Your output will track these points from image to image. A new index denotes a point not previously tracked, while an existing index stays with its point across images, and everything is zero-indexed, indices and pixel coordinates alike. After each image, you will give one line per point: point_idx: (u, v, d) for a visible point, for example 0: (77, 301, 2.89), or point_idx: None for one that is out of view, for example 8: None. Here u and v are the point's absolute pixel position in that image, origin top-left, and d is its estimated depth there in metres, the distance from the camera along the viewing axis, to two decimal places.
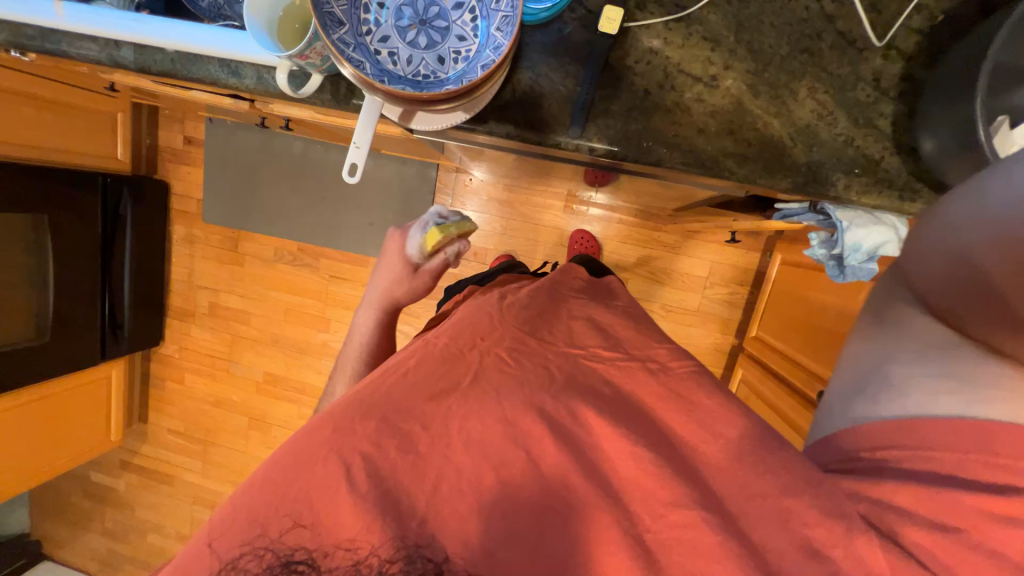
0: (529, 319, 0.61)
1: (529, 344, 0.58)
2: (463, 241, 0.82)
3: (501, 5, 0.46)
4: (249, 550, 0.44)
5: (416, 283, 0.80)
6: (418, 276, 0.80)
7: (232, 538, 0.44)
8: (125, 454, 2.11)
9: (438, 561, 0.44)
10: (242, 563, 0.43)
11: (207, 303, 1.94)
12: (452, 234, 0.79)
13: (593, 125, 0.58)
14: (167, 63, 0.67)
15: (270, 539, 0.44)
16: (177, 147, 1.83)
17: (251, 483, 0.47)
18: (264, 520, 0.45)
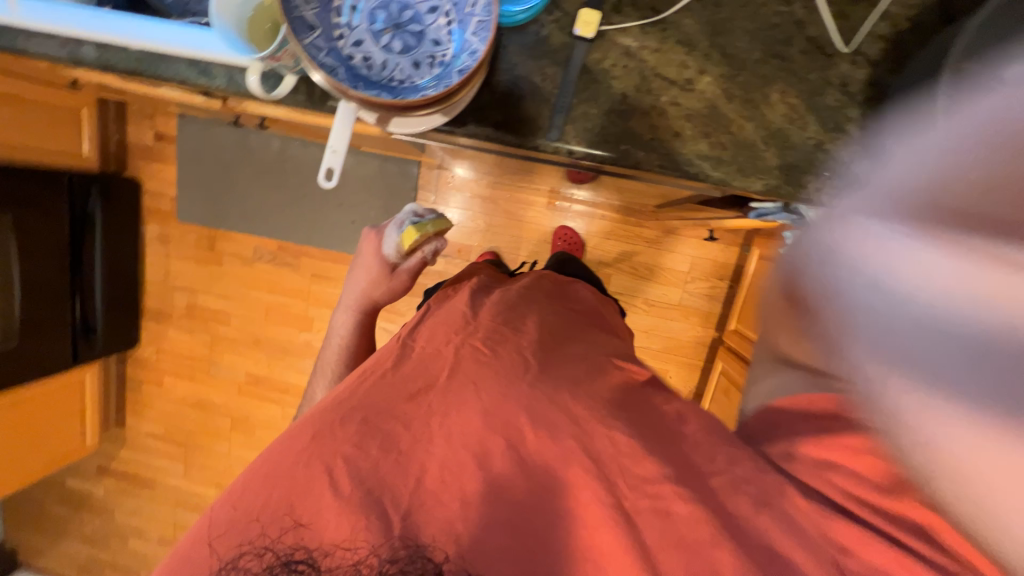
0: (501, 314, 0.63)
1: (503, 335, 0.59)
2: (441, 239, 0.79)
3: (476, 10, 0.46)
4: (249, 549, 0.44)
5: (394, 283, 0.78)
6: (395, 276, 0.78)
7: (229, 542, 0.44)
8: (102, 460, 2.06)
9: (438, 561, 0.44)
10: (241, 564, 0.44)
11: (184, 304, 1.89)
12: (429, 233, 0.75)
13: (572, 127, 0.58)
14: (132, 62, 0.65)
15: (270, 540, 0.45)
16: (148, 144, 1.77)
17: (244, 485, 0.48)
18: (262, 524, 0.45)
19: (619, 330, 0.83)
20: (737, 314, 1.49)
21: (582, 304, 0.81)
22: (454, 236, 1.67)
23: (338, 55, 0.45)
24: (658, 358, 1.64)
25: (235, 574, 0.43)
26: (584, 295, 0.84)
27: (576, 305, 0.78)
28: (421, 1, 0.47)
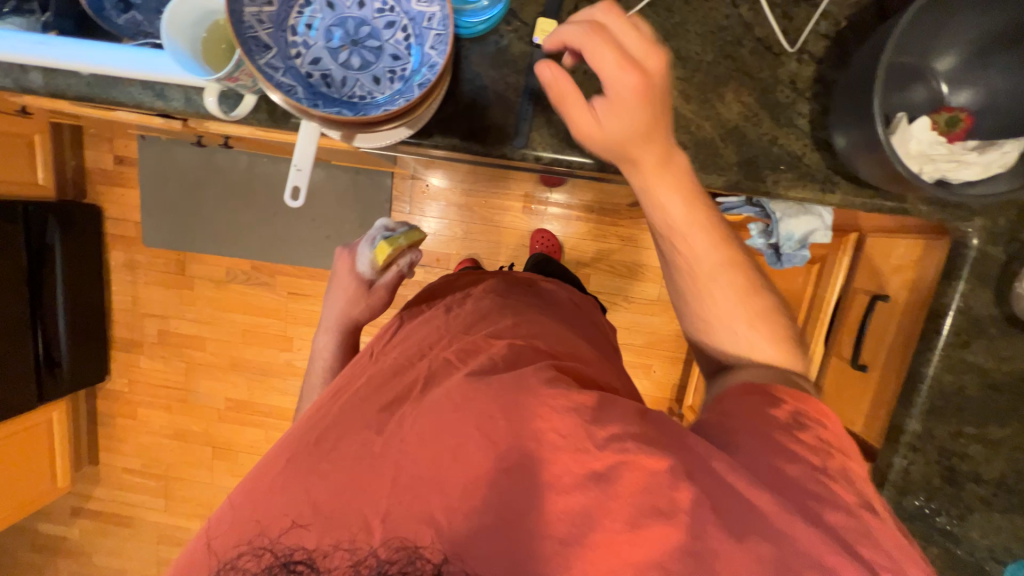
0: (472, 325, 0.66)
1: (476, 349, 0.61)
2: (415, 251, 0.82)
3: (433, 24, 0.46)
4: (248, 551, 0.50)
5: (373, 300, 0.79)
6: (373, 293, 0.79)
7: (234, 539, 0.51)
8: (75, 500, 1.96)
9: (438, 562, 0.48)
10: (242, 563, 0.50)
11: (156, 331, 1.83)
12: (401, 245, 0.78)
13: (536, 135, 0.60)
14: (83, 87, 0.64)
15: (268, 542, 0.50)
16: (108, 168, 1.71)
17: (241, 498, 0.54)
18: (261, 524, 0.51)
19: (597, 322, 0.85)
20: None
21: (557, 300, 0.82)
22: (432, 245, 1.66)
23: (296, 73, 0.45)
24: (641, 354, 1.67)
25: (238, 572, 0.50)
26: (550, 293, 0.83)
27: (551, 302, 0.80)
28: (377, 16, 0.47)
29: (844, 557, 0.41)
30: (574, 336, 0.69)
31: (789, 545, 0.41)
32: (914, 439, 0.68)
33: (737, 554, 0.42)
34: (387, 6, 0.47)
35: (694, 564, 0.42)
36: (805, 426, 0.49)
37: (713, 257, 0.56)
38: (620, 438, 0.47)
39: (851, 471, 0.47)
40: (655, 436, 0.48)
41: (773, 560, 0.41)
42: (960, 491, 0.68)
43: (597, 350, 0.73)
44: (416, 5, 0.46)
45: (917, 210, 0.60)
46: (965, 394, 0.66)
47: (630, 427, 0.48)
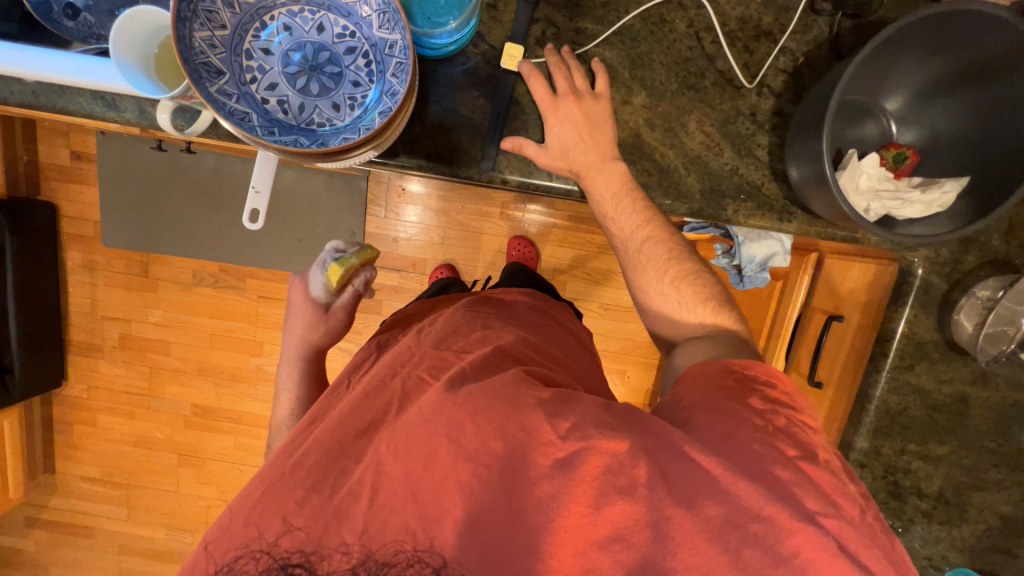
0: (442, 340, 0.67)
1: (447, 363, 0.62)
2: (369, 269, 0.82)
3: (394, 51, 0.45)
4: (245, 554, 0.50)
5: (330, 323, 0.82)
6: (331, 315, 0.81)
7: (228, 545, 0.51)
8: (29, 511, 1.88)
9: (437, 565, 0.49)
10: (238, 566, 0.50)
11: (118, 335, 1.75)
12: (354, 265, 0.78)
13: (505, 159, 0.60)
14: (27, 95, 0.61)
15: (267, 543, 0.50)
16: (64, 164, 1.62)
17: (223, 521, 0.53)
18: (257, 527, 0.51)
19: (573, 330, 0.85)
20: None
21: (527, 310, 0.82)
22: (409, 249, 1.65)
23: (251, 99, 0.44)
24: (615, 361, 1.69)
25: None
26: (511, 303, 0.83)
27: (520, 313, 0.80)
28: (337, 42, 0.47)
29: (799, 541, 0.44)
30: (546, 345, 0.71)
31: (734, 503, 0.46)
32: (862, 456, 0.72)
33: (690, 518, 0.46)
34: (347, 32, 0.46)
35: (653, 534, 0.47)
36: (752, 390, 0.55)
37: (640, 234, 0.63)
38: (580, 427, 0.50)
39: (796, 430, 0.52)
40: (617, 423, 0.52)
41: (720, 521, 0.45)
42: (904, 504, 0.72)
43: (572, 361, 0.73)
44: (377, 32, 0.46)
45: (868, 240, 0.63)
46: (909, 414, 0.70)
47: (590, 416, 0.52)
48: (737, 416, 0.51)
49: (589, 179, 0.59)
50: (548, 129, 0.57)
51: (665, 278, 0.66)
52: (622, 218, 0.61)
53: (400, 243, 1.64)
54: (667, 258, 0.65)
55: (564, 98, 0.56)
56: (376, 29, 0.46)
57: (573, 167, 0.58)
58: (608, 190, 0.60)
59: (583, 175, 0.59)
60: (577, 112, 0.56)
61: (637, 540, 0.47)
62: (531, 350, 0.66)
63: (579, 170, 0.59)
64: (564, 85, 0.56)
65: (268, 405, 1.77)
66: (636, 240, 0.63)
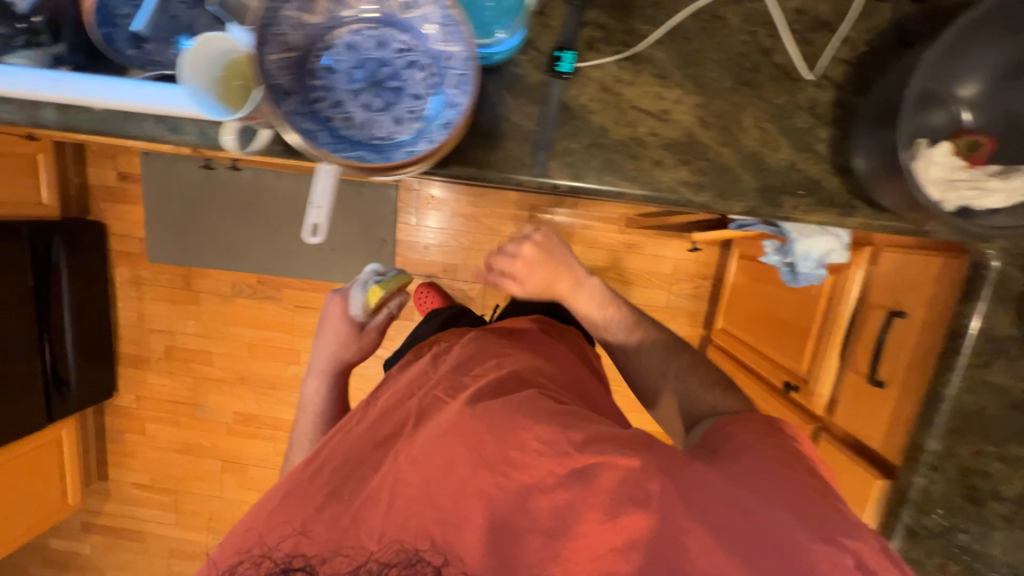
0: (460, 365, 0.71)
1: (464, 383, 0.66)
2: (400, 293, 1.08)
3: (455, 63, 0.45)
4: (250, 557, 0.55)
5: (362, 339, 0.99)
6: (363, 333, 0.99)
7: (245, 544, 0.57)
8: (86, 516, 1.99)
9: (437, 564, 0.51)
10: (241, 569, 0.55)
11: (163, 346, 1.82)
12: (390, 289, 1.04)
13: (553, 162, 0.59)
14: (94, 122, 0.64)
15: (270, 548, 0.55)
16: (110, 185, 1.70)
17: (246, 522, 0.60)
18: (271, 531, 0.56)
19: (580, 353, 0.88)
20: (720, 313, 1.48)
21: (539, 334, 0.85)
22: (439, 255, 1.66)
23: (318, 117, 0.46)
24: None
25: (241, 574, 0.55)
26: (525, 327, 0.86)
27: (533, 336, 0.83)
28: (398, 57, 0.47)
29: None
30: (557, 370, 0.74)
31: None
32: (934, 459, 0.70)
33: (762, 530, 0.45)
34: (409, 47, 0.47)
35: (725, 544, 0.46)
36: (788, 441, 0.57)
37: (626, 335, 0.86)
38: (596, 442, 0.53)
39: None
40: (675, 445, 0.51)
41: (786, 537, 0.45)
42: (982, 510, 0.69)
43: (575, 380, 0.76)
44: (437, 45, 0.46)
45: (938, 233, 0.60)
46: (987, 415, 0.67)
47: (603, 434, 0.55)
48: (769, 457, 0.54)
49: (574, 302, 0.87)
50: (525, 277, 0.84)
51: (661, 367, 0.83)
52: (608, 325, 0.87)
53: (431, 249, 1.66)
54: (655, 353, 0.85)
55: (532, 254, 0.84)
56: (436, 42, 0.46)
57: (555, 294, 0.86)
58: (590, 304, 0.87)
59: (567, 298, 0.87)
60: (538, 259, 0.84)
61: (709, 553, 0.46)
62: (543, 373, 0.70)
63: (563, 296, 0.88)
64: (527, 247, 0.85)
65: None
66: (629, 343, 0.85)
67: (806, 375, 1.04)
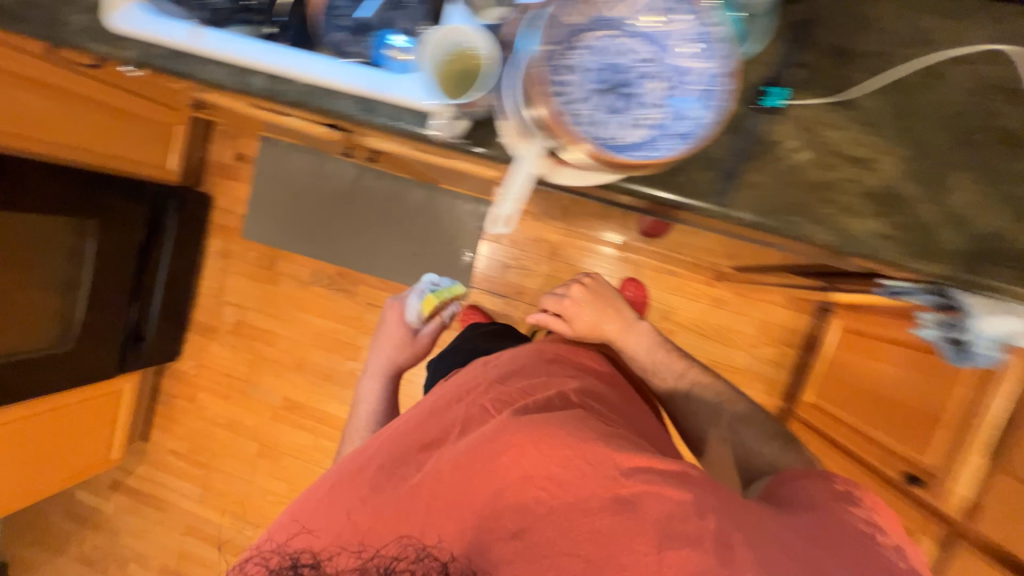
0: (508, 376, 0.82)
1: (513, 396, 0.76)
2: (448, 305, 1.41)
3: (697, 82, 0.47)
4: (275, 547, 0.70)
5: (414, 343, 1.33)
6: (416, 336, 1.34)
7: (286, 528, 0.71)
8: (118, 474, 2.01)
9: (442, 560, 0.66)
10: (270, 554, 0.70)
11: (234, 320, 1.88)
12: (442, 300, 1.39)
13: (741, 195, 0.58)
14: (297, 93, 0.69)
15: (284, 545, 0.70)
16: (227, 162, 1.83)
17: (292, 508, 0.74)
18: (302, 524, 0.71)
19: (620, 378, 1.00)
20: (810, 386, 1.40)
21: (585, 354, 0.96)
22: (516, 276, 1.67)
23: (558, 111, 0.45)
24: None
25: (273, 553, 0.70)
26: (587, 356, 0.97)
27: (577, 352, 0.94)
28: (637, 66, 0.48)
29: None
30: (602, 389, 0.83)
31: None
32: None
33: None
34: (649, 58, 0.48)
35: None
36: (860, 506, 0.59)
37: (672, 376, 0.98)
38: (648, 474, 0.59)
39: None
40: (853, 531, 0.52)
41: None
42: None
43: (616, 401, 0.83)
44: (682, 62, 0.47)
45: None
46: None
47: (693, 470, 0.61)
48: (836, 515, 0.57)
49: (623, 341, 1.02)
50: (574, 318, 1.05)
51: (709, 411, 0.92)
52: (660, 369, 0.99)
53: (509, 270, 1.67)
54: (704, 396, 0.94)
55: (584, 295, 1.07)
56: (681, 58, 0.47)
57: (606, 336, 1.04)
58: (637, 347, 1.01)
59: (618, 337, 1.03)
60: (587, 299, 1.06)
61: None
62: (590, 394, 0.79)
63: (612, 335, 1.03)
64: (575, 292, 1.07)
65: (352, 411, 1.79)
66: (681, 385, 0.97)
67: (938, 471, 0.94)
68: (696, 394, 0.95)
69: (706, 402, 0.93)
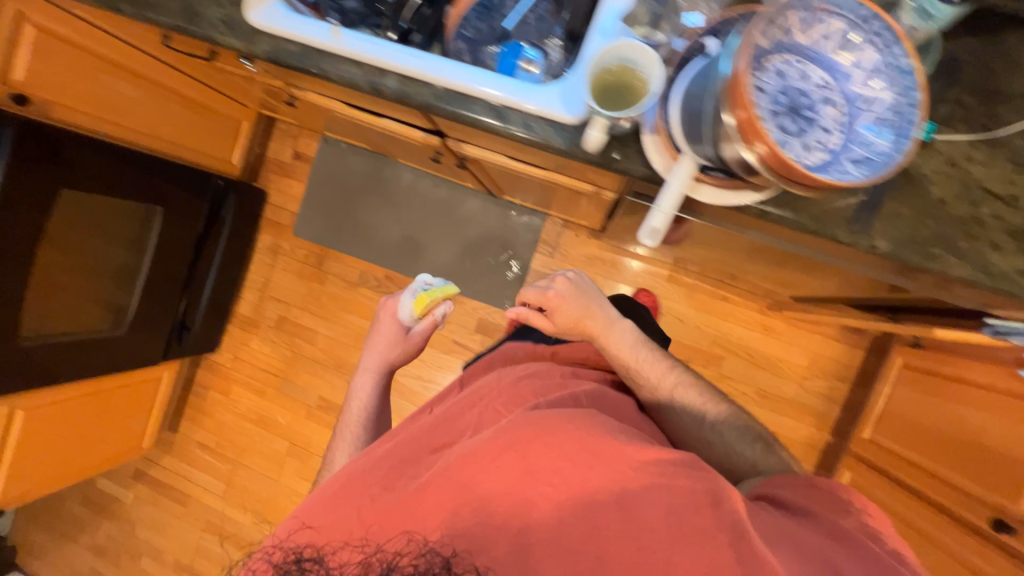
0: (521, 379, 0.77)
1: (525, 397, 0.72)
2: (446, 302, 1.05)
3: (874, 108, 0.48)
4: (272, 545, 0.61)
5: (407, 345, 1.03)
6: (409, 338, 1.03)
7: (288, 524, 0.63)
8: (142, 464, 1.98)
9: (447, 556, 0.55)
10: (265, 552, 0.61)
11: (276, 316, 1.88)
12: (438, 298, 1.03)
13: (880, 225, 0.59)
14: (429, 96, 0.71)
15: (281, 542, 0.61)
16: (285, 160, 1.86)
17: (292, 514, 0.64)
18: (305, 519, 0.62)
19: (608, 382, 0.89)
20: (865, 423, 1.38)
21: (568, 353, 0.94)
22: None
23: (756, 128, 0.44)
24: None
25: (265, 551, 0.60)
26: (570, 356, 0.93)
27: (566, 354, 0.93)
28: (814, 91, 0.49)
29: None
30: (618, 398, 0.80)
31: None
32: None
33: None
34: (825, 84, 0.49)
35: None
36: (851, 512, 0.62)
37: (660, 380, 0.86)
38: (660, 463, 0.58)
39: None
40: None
41: None
42: None
43: (621, 405, 0.79)
44: (857, 88, 0.49)
45: None
46: None
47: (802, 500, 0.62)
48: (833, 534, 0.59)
49: (608, 339, 0.88)
50: (555, 313, 0.90)
51: (693, 415, 0.84)
52: (646, 371, 0.86)
53: None
54: (688, 397, 0.85)
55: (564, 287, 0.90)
56: (856, 86, 0.49)
57: (587, 333, 0.90)
58: (623, 346, 0.88)
59: (601, 336, 0.89)
60: (570, 291, 0.89)
61: None
62: (598, 397, 0.77)
63: (594, 333, 0.89)
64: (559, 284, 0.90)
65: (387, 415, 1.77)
66: (664, 389, 0.85)
67: None
68: (680, 399, 0.85)
69: (687, 406, 0.84)
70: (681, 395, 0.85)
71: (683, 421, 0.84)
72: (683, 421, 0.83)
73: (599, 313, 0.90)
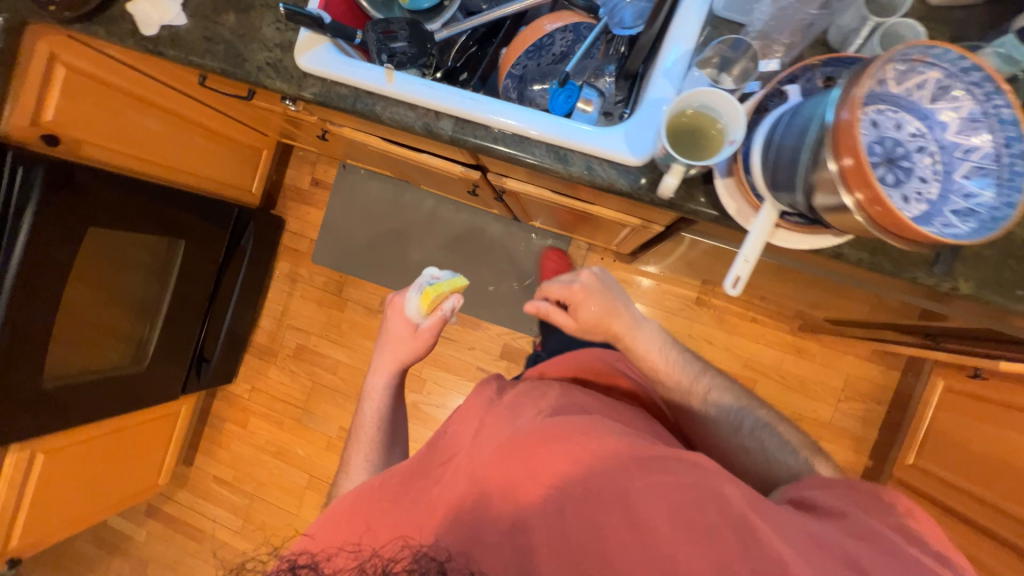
0: (525, 387, 0.74)
1: (531, 401, 0.68)
2: (455, 296, 0.97)
3: (971, 157, 0.47)
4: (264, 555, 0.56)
5: (416, 342, 0.96)
6: (418, 336, 0.96)
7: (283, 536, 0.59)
8: (155, 499, 1.92)
9: (442, 561, 0.50)
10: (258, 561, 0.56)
11: (294, 345, 1.85)
12: (444, 292, 0.95)
13: (962, 266, 0.58)
14: (487, 139, 0.70)
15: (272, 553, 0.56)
16: (303, 187, 1.85)
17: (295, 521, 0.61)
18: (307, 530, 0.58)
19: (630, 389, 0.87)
20: (909, 447, 1.36)
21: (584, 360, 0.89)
22: None
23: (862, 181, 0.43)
24: None
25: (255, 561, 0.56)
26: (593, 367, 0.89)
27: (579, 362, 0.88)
28: (909, 140, 0.48)
29: None
30: (622, 405, 0.76)
31: None
32: None
33: None
34: (918, 132, 0.48)
35: None
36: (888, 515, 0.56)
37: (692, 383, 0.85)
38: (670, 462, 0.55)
39: None
40: None
41: None
42: None
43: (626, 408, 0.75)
44: (951, 136, 0.48)
45: None
46: None
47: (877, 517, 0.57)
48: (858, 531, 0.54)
49: (634, 339, 0.87)
50: (579, 311, 0.87)
51: (729, 420, 0.82)
52: (677, 374, 0.85)
53: None
54: (723, 400, 0.84)
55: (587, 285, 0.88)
56: (950, 134, 0.48)
57: (612, 333, 0.88)
58: (651, 347, 0.87)
59: (627, 336, 0.87)
60: (595, 288, 0.87)
61: None
62: (601, 403, 0.72)
63: (620, 333, 0.87)
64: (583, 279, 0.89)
65: (411, 445, 1.73)
66: (697, 391, 0.84)
67: None
68: (714, 401, 0.84)
69: (720, 411, 0.83)
70: (715, 397, 0.84)
71: (718, 425, 0.82)
72: (718, 425, 0.82)
73: (625, 313, 0.88)
